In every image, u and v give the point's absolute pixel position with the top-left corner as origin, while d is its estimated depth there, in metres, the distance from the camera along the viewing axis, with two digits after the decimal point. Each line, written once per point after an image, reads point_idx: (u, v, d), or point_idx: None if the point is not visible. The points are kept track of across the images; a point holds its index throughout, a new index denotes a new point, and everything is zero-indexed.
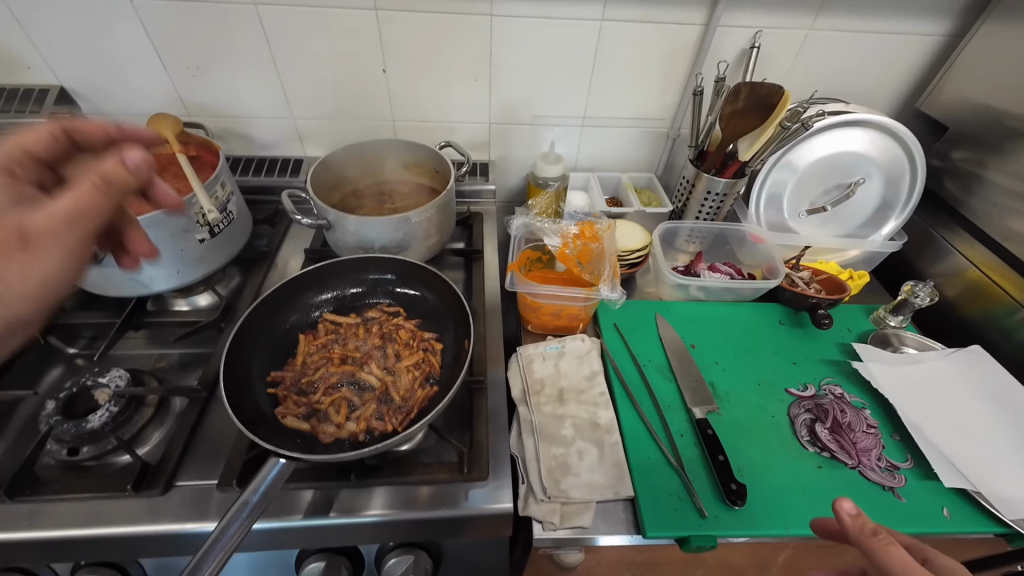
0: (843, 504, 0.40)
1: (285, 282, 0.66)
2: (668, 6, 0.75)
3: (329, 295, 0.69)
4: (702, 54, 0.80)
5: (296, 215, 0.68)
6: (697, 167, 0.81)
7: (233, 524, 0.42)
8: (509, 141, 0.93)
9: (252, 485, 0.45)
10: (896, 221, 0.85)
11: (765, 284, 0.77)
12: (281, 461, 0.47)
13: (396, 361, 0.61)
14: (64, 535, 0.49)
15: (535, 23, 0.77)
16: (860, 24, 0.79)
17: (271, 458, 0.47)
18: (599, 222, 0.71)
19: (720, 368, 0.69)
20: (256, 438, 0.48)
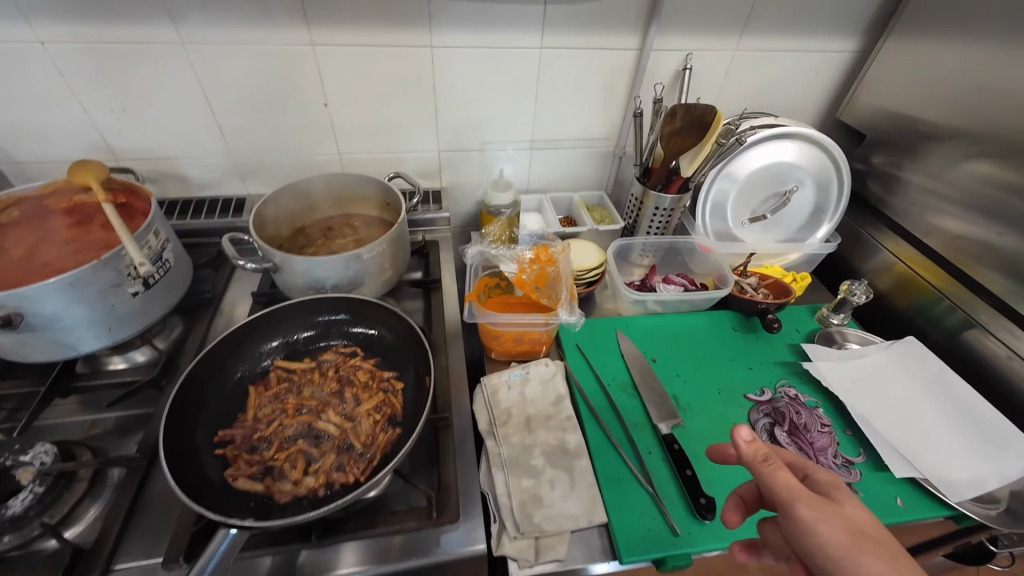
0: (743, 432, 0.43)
1: (229, 334, 0.62)
2: (602, 32, 0.78)
3: (279, 341, 0.66)
4: (639, 77, 0.83)
5: (238, 261, 0.64)
6: (644, 184, 0.84)
7: None
8: (459, 167, 0.93)
9: (200, 562, 0.42)
10: (829, 224, 0.90)
11: (717, 294, 0.80)
12: (231, 532, 0.44)
13: (355, 406, 0.59)
14: None
15: (476, 52, 0.78)
16: (780, 44, 0.84)
17: (220, 529, 0.44)
18: (554, 246, 0.71)
19: (682, 380, 0.71)
20: (202, 509, 0.44)
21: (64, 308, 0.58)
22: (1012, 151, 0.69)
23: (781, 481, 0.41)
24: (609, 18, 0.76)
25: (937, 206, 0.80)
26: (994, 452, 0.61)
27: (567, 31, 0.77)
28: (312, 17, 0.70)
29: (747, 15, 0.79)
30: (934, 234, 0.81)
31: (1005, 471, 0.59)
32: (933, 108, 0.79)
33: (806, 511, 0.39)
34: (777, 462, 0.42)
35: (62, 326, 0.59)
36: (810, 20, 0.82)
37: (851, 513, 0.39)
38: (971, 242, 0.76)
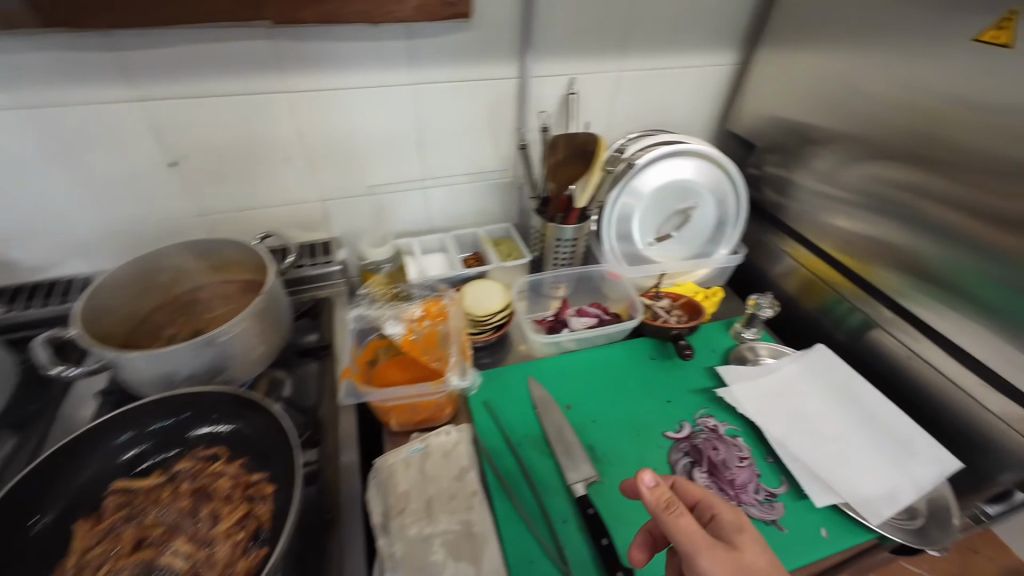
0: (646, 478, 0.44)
1: (46, 460, 0.51)
2: (477, 62, 0.74)
3: (119, 457, 0.55)
4: (524, 105, 0.80)
5: (54, 368, 0.55)
6: (543, 217, 0.79)
7: None
8: (347, 215, 0.85)
9: None
10: (733, 236, 0.89)
11: (628, 324, 0.76)
12: None
13: (211, 527, 0.49)
14: None
15: (341, 94, 0.71)
16: (661, 62, 0.84)
17: None
18: (445, 298, 0.66)
19: (597, 426, 0.66)
20: None
21: None
22: (882, 153, 0.70)
23: (682, 528, 0.41)
24: (481, 48, 0.73)
25: (827, 208, 0.81)
26: (907, 460, 0.60)
27: (438, 65, 0.72)
28: (137, 70, 0.61)
29: (622, 36, 0.78)
30: (827, 236, 0.82)
31: (918, 481, 0.59)
32: (810, 114, 0.80)
33: (706, 560, 0.40)
34: (680, 509, 0.42)
35: None
36: (685, 38, 0.82)
37: (750, 559, 0.40)
38: (859, 242, 0.76)
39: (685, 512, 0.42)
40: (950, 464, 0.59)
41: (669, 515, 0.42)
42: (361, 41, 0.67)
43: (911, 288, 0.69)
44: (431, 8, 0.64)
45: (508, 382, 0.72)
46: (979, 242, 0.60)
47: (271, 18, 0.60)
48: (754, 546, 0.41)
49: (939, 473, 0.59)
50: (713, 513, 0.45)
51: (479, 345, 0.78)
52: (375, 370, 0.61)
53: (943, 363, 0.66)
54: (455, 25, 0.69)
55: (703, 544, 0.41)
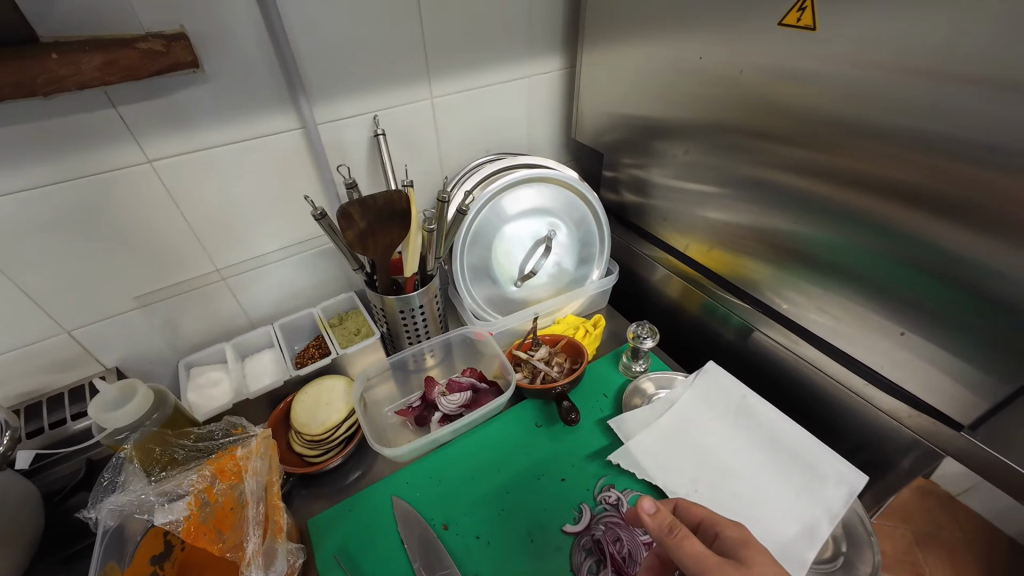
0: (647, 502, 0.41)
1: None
2: (236, 118, 0.57)
3: None
4: (321, 158, 0.64)
5: None
6: (375, 291, 0.65)
7: None
8: (120, 338, 0.64)
9: None
10: (603, 256, 0.81)
11: (505, 395, 0.65)
12: None
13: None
14: None
15: (39, 192, 0.51)
16: (480, 80, 0.72)
17: None
18: (243, 444, 0.48)
19: (483, 544, 0.53)
20: None
21: None
22: (720, 149, 0.64)
23: (692, 551, 0.38)
24: (235, 101, 0.56)
25: (682, 207, 0.75)
26: (814, 484, 0.55)
27: (180, 130, 0.55)
28: None
29: (420, 57, 0.65)
30: (690, 236, 0.76)
31: (830, 507, 0.53)
32: (645, 112, 0.73)
33: None
34: (686, 531, 0.39)
35: None
36: (497, 48, 0.71)
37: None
38: (721, 238, 0.70)
39: (692, 536, 0.39)
40: (856, 479, 0.54)
41: (675, 540, 0.39)
42: (37, 121, 0.48)
43: (780, 283, 0.64)
44: (123, 63, 0.47)
45: (367, 511, 0.57)
46: (828, 231, 0.55)
47: None
48: (762, 560, 0.38)
49: (849, 493, 0.54)
50: (717, 531, 0.42)
51: (337, 465, 0.61)
52: (189, 548, 0.46)
53: (824, 359, 0.62)
54: (183, 78, 0.53)
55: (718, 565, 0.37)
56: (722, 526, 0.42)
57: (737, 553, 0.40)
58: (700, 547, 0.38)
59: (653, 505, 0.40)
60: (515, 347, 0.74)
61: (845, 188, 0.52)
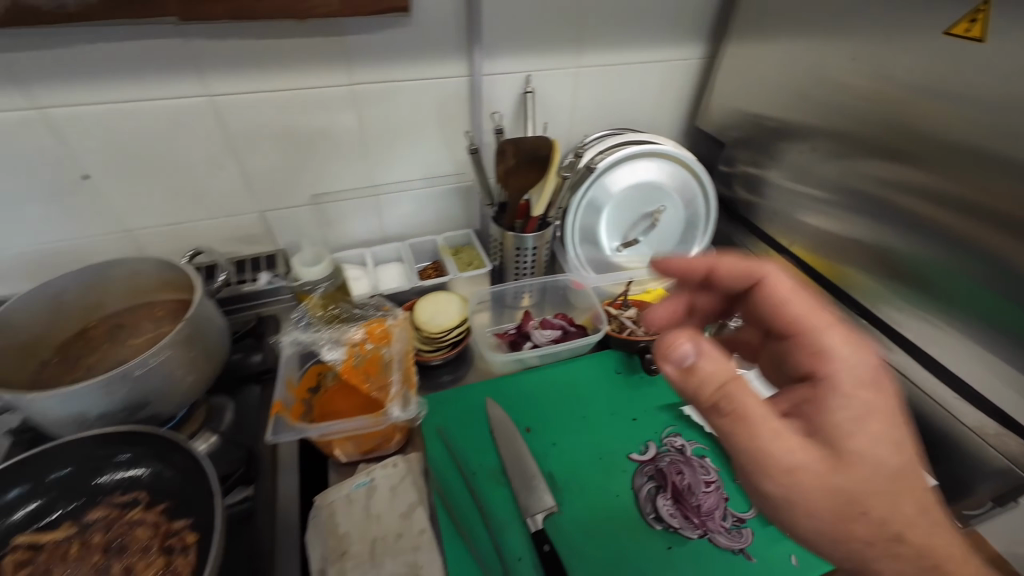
0: (686, 358, 0.38)
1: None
2: (418, 59, 0.68)
3: (29, 510, 0.50)
4: (476, 106, 0.74)
5: None
6: (500, 226, 0.74)
7: None
8: (295, 226, 0.79)
9: None
10: (704, 239, 0.85)
11: (594, 336, 0.72)
12: None
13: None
14: None
15: (271, 96, 0.65)
16: (623, 57, 0.79)
17: None
18: (390, 317, 0.61)
19: (558, 450, 0.62)
20: None
21: None
22: (849, 150, 0.65)
23: (728, 426, 0.36)
24: (424, 45, 0.67)
25: (792, 206, 0.76)
26: None
27: (378, 63, 0.67)
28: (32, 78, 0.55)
29: (577, 28, 0.73)
30: (796, 235, 0.77)
31: None
32: (775, 109, 0.76)
33: (775, 484, 0.36)
34: (726, 402, 0.36)
35: None
36: (645, 30, 0.77)
37: (842, 485, 0.35)
38: (826, 244, 0.72)
39: (737, 405, 0.36)
40: None
41: (713, 402, 0.37)
42: (286, 39, 0.61)
43: (883, 291, 0.66)
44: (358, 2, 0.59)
45: (465, 402, 0.67)
46: (939, 251, 0.57)
47: (175, 14, 0.54)
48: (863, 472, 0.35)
49: None
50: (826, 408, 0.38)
51: (435, 364, 0.72)
52: (330, 388, 0.58)
53: (917, 370, 0.63)
54: (393, 19, 0.64)
55: (778, 446, 0.36)
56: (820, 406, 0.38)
57: (828, 442, 0.36)
58: (742, 419, 0.36)
59: (691, 358, 0.38)
60: (607, 303, 0.81)
61: (963, 218, 0.54)
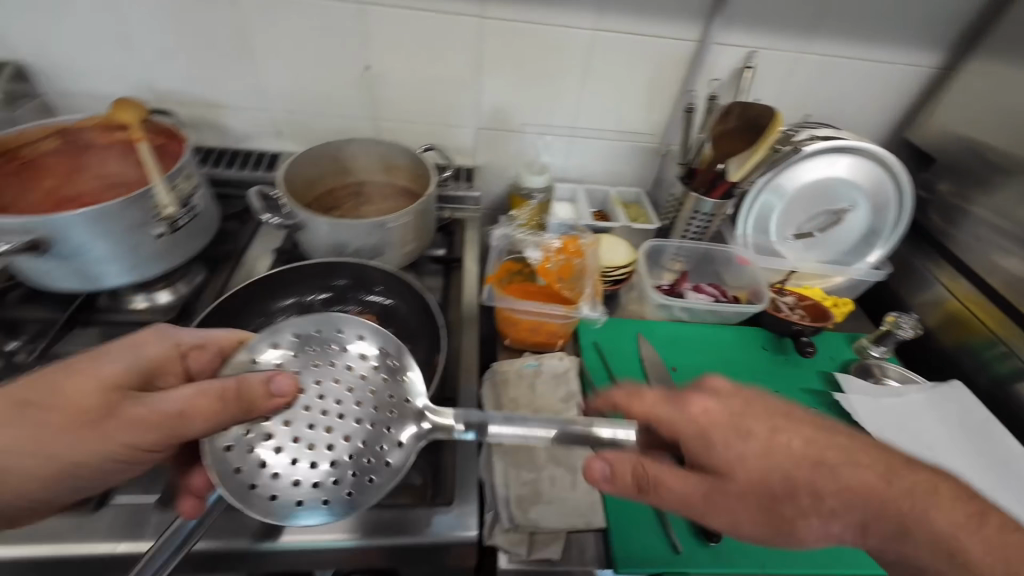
0: (597, 468, 0.40)
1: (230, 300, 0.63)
2: (661, 16, 0.73)
3: (292, 300, 0.67)
4: (696, 71, 0.78)
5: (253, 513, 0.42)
6: (686, 185, 0.79)
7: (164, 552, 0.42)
8: (495, 147, 0.89)
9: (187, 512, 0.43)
10: (881, 249, 0.85)
11: (755, 306, 0.76)
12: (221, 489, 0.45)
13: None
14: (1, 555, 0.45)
15: (528, 27, 0.74)
16: (853, 51, 0.78)
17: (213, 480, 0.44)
18: (583, 237, 0.69)
19: (701, 394, 0.67)
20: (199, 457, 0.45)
21: (91, 239, 0.59)
22: None
23: (671, 497, 0.39)
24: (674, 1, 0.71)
25: (1005, 243, 0.74)
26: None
27: (627, 13, 0.73)
28: None
29: (821, 13, 0.73)
30: (999, 271, 0.74)
31: None
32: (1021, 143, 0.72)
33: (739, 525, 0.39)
34: (653, 485, 0.39)
35: (91, 258, 0.61)
36: (888, 27, 0.76)
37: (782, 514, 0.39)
38: None
39: (660, 481, 0.39)
40: None
41: (647, 492, 0.39)
42: None
43: None
44: None
45: (618, 331, 0.74)
46: None
47: None
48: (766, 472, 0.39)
49: None
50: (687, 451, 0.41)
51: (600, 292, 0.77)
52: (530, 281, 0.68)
53: None
54: None
55: (703, 500, 0.39)
56: (667, 480, 0.39)
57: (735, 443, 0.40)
58: (674, 487, 0.39)
59: (605, 470, 0.40)
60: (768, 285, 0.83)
61: None
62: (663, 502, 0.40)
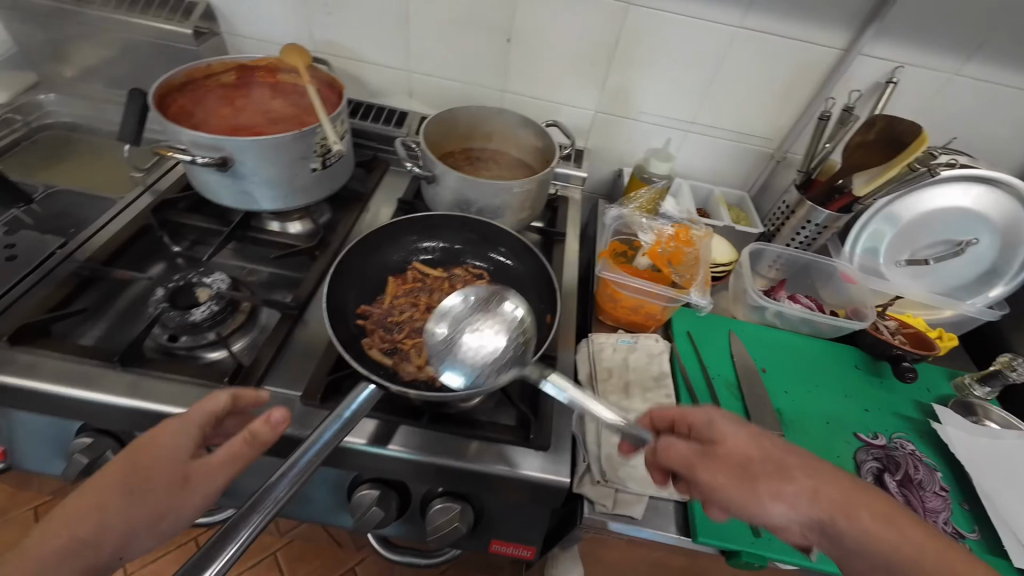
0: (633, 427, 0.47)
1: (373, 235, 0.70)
2: (808, 21, 0.73)
3: (431, 244, 0.73)
4: (833, 80, 0.77)
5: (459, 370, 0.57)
6: (801, 194, 0.80)
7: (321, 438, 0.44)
8: (609, 133, 0.91)
9: (345, 401, 0.46)
10: (1003, 288, 0.80)
11: (860, 324, 0.75)
12: (372, 386, 0.48)
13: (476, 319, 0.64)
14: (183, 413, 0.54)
15: (671, 17, 0.76)
16: (1011, 77, 0.74)
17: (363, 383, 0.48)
18: (695, 228, 0.72)
19: (789, 398, 0.68)
20: (351, 361, 0.52)
21: (261, 164, 0.67)
22: None
23: (675, 454, 0.44)
24: (828, 4, 0.71)
25: None
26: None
27: (774, 14, 0.73)
28: None
29: (985, 33, 0.70)
30: None
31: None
32: None
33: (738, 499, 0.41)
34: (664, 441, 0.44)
35: (256, 181, 0.69)
36: None
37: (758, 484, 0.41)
38: None
39: (668, 443, 0.44)
40: None
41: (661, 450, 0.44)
42: None
43: None
44: None
45: (710, 325, 0.76)
46: None
47: None
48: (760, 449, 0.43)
49: None
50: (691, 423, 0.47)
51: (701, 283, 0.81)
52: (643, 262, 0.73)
53: None
54: None
55: (702, 465, 0.43)
56: (677, 442, 0.44)
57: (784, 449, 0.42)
58: (681, 447, 0.44)
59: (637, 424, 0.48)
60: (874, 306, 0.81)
61: None
62: (670, 459, 0.44)
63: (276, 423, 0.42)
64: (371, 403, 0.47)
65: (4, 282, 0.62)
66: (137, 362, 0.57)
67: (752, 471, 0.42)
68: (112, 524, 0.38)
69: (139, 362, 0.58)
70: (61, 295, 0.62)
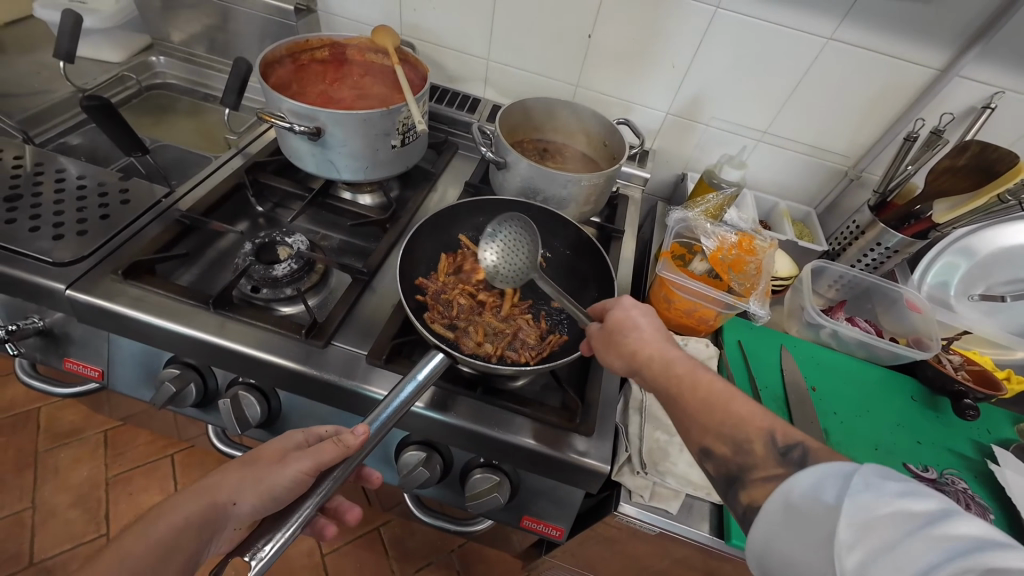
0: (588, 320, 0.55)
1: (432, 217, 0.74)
2: (905, 38, 0.71)
3: None
4: (924, 100, 0.75)
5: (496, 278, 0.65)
6: (874, 215, 0.78)
7: (399, 395, 0.48)
8: (678, 136, 0.91)
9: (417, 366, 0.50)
10: None
11: (922, 354, 0.72)
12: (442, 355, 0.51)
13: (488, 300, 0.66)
14: (262, 358, 0.59)
15: (758, 25, 0.75)
16: None
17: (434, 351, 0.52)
18: (759, 238, 0.72)
19: (837, 419, 0.67)
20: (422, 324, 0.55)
21: (348, 137, 0.71)
22: None
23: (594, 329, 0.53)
24: (928, 24, 0.69)
25: None
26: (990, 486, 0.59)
27: (869, 28, 0.71)
28: None
29: None
30: None
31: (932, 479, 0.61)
32: None
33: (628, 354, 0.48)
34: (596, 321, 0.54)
35: (340, 152, 0.73)
36: None
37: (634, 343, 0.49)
38: None
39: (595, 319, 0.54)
40: None
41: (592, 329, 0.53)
42: None
43: None
44: None
45: (762, 339, 0.75)
46: None
47: None
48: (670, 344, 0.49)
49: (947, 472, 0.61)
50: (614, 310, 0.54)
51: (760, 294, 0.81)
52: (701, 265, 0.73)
53: None
54: None
55: (610, 333, 0.51)
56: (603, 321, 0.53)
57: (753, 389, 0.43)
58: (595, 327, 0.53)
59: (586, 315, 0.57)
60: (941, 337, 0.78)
61: None
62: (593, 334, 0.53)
63: (358, 436, 0.45)
64: (437, 371, 0.50)
65: (119, 221, 0.69)
66: (226, 306, 0.63)
67: (632, 332, 0.49)
68: (225, 479, 0.46)
69: (228, 306, 0.63)
70: (165, 239, 0.68)
